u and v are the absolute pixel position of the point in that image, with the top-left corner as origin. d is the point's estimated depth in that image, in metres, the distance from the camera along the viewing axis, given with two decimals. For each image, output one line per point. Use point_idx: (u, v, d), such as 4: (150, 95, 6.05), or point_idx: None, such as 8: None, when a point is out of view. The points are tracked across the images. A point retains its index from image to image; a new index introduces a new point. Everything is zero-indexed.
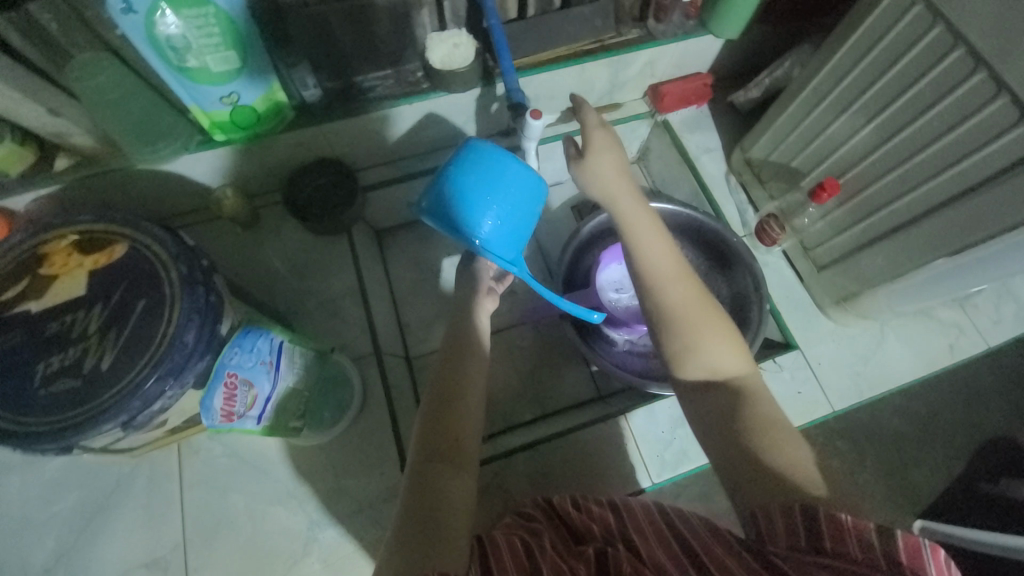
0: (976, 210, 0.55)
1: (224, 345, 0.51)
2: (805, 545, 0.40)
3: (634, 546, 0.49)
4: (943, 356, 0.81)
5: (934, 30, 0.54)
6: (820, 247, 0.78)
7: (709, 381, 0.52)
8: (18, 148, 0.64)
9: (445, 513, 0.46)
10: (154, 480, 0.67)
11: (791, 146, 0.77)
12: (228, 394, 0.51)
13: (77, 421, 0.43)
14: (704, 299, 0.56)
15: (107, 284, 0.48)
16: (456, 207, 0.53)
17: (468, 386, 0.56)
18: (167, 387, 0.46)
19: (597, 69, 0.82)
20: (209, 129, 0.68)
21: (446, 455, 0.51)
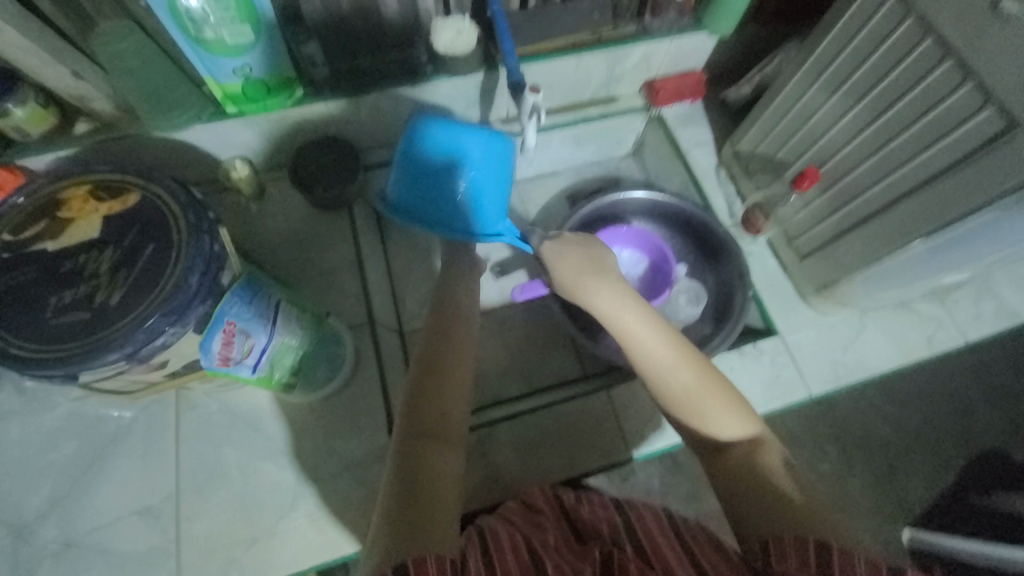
0: (947, 193, 0.58)
1: (224, 295, 0.53)
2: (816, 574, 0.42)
3: (639, 549, 0.52)
4: (922, 347, 0.83)
5: (906, 22, 0.57)
6: (803, 236, 0.81)
7: (722, 447, 0.52)
8: (41, 110, 0.68)
9: (441, 496, 0.46)
10: (151, 432, 0.70)
11: (776, 138, 0.81)
12: (227, 339, 0.54)
13: (86, 351, 0.46)
14: (704, 372, 0.54)
15: (120, 230, 0.52)
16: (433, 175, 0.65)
17: (456, 364, 0.58)
18: (167, 330, 0.48)
19: (594, 61, 0.85)
20: (222, 101, 0.73)
21: (437, 434, 0.51)
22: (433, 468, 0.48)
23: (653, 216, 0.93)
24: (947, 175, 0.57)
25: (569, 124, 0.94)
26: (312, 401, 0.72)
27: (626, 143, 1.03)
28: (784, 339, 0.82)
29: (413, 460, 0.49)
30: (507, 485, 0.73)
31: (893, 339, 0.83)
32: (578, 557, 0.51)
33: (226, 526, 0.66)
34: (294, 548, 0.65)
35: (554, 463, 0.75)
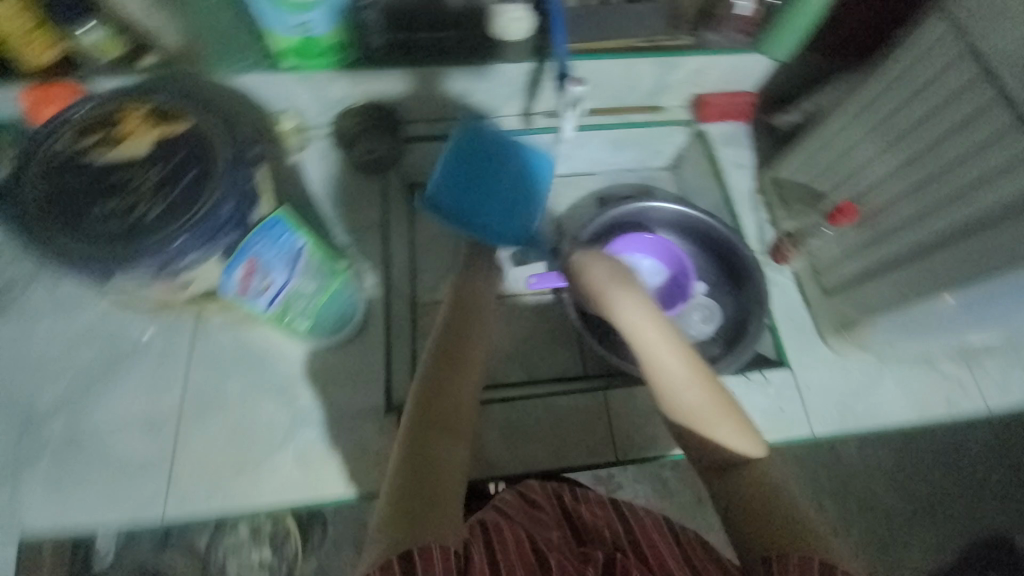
0: (990, 242, 0.56)
1: (251, 230, 0.55)
2: None
3: (642, 552, 0.55)
4: (938, 406, 0.80)
5: (969, 65, 0.56)
6: (831, 271, 0.80)
7: (727, 466, 0.54)
8: (117, 37, 0.73)
9: (446, 489, 0.48)
10: (165, 352, 0.74)
11: (819, 169, 0.79)
12: (248, 273, 0.56)
13: (122, 260, 0.50)
14: (721, 396, 0.55)
15: (164, 156, 0.54)
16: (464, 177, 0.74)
17: (471, 359, 0.60)
18: (191, 254, 0.52)
19: (646, 67, 0.85)
20: (279, 53, 0.75)
21: (449, 425, 0.53)
22: (440, 456, 0.50)
23: (680, 229, 0.91)
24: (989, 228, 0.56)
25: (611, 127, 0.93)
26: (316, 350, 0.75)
27: (668, 155, 1.02)
28: (793, 374, 0.81)
29: (422, 447, 0.50)
30: (490, 465, 0.74)
31: (909, 392, 0.80)
32: (581, 561, 0.54)
33: (217, 450, 0.69)
34: (278, 484, 0.68)
35: (541, 452, 0.76)
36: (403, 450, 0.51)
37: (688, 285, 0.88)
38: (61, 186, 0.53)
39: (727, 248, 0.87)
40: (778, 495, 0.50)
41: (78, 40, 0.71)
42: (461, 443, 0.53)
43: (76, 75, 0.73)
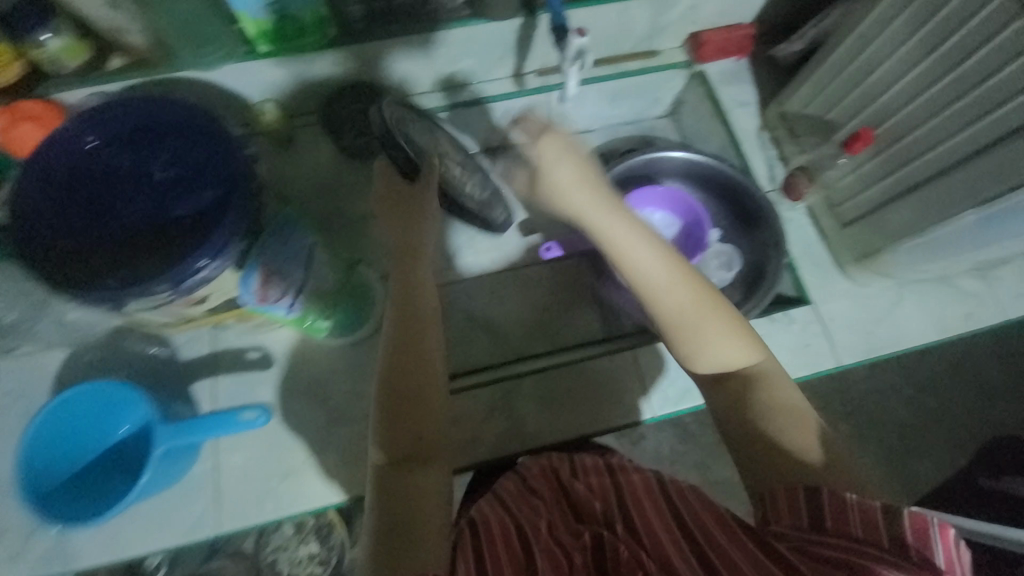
0: (960, 184, 0.61)
1: (262, 234, 0.55)
2: (807, 526, 0.47)
3: (628, 517, 0.55)
4: (956, 322, 0.81)
5: None
6: (848, 203, 0.78)
7: (719, 374, 0.57)
8: (77, 42, 0.67)
9: (422, 503, 0.53)
10: (168, 366, 0.72)
11: (830, 96, 0.77)
12: (264, 278, 0.56)
13: (154, 265, 0.49)
14: (706, 298, 0.58)
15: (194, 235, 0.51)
16: (85, 444, 0.63)
17: (425, 380, 0.58)
18: (207, 261, 0.50)
19: (640, 9, 0.81)
20: (254, 38, 0.72)
21: (412, 475, 0.54)
22: (425, 515, 0.52)
23: None
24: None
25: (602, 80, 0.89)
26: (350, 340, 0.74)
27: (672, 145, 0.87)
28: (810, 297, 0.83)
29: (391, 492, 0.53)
30: (532, 445, 0.75)
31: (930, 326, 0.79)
32: (571, 536, 0.55)
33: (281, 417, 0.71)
34: (327, 483, 0.69)
35: (577, 417, 0.77)
36: (382, 504, 0.53)
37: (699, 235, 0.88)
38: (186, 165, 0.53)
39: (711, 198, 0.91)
40: (765, 413, 0.54)
41: (35, 52, 0.65)
42: (427, 494, 0.54)
43: (39, 89, 0.68)
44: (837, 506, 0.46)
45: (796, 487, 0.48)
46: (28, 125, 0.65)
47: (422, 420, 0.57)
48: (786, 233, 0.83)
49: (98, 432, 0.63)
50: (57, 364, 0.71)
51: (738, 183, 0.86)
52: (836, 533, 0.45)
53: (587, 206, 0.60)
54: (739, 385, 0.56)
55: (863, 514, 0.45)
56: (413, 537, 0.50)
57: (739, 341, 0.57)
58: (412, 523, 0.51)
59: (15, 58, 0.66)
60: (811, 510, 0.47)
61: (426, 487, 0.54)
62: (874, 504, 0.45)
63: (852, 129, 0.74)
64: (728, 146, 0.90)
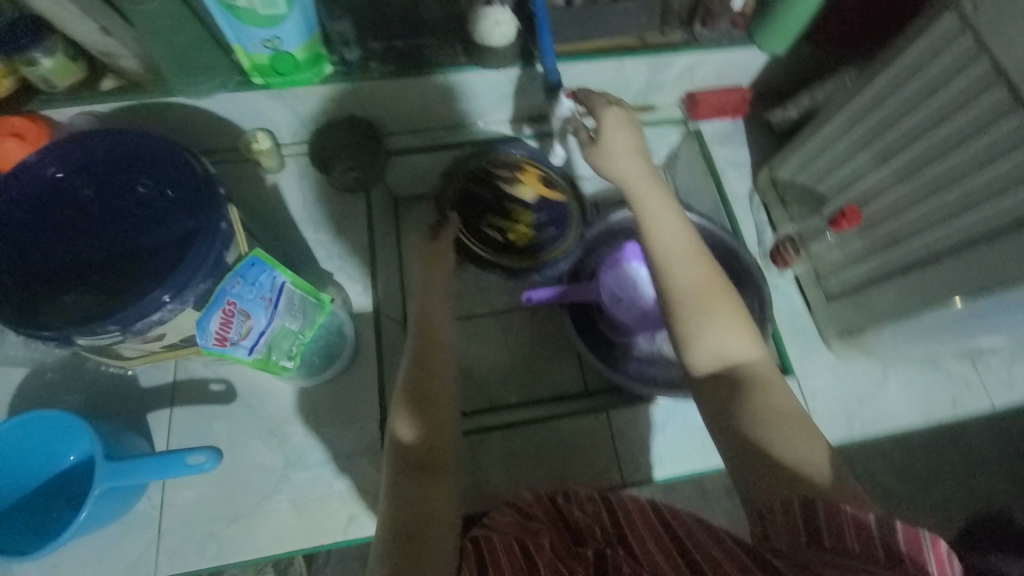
0: (947, 274, 0.60)
1: (227, 273, 0.53)
2: (805, 541, 0.44)
3: (630, 548, 0.53)
4: (941, 407, 0.79)
5: (968, 74, 0.55)
6: (833, 276, 0.76)
7: (719, 367, 0.54)
8: (69, 64, 0.67)
9: (428, 526, 0.49)
10: (127, 391, 0.70)
11: (821, 169, 0.77)
12: (225, 319, 0.53)
13: (118, 305, 0.49)
14: (716, 283, 0.56)
15: (155, 272, 0.51)
16: (27, 473, 0.60)
17: (441, 390, 0.58)
18: (168, 299, 0.49)
19: (636, 67, 0.82)
20: (249, 71, 0.71)
21: (420, 471, 0.53)
22: (428, 510, 0.50)
23: None
24: None
25: None
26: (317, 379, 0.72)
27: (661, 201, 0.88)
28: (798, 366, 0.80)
29: (406, 499, 0.51)
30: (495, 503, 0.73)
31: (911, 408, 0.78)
32: (572, 556, 0.53)
33: (237, 455, 0.68)
34: (277, 529, 0.66)
35: (544, 476, 0.74)
36: (395, 502, 0.51)
37: None
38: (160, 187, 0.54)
39: None
40: (765, 411, 0.50)
41: (25, 70, 0.65)
42: (435, 492, 0.52)
43: (27, 105, 0.68)
44: (836, 518, 0.43)
45: (796, 499, 0.45)
46: (12, 142, 0.65)
47: (430, 412, 0.56)
48: (772, 301, 0.82)
49: (42, 461, 0.60)
50: (10, 382, 0.69)
51: (727, 246, 0.85)
52: (836, 549, 0.42)
53: (632, 165, 0.63)
54: (734, 384, 0.53)
55: (864, 530, 0.42)
56: (423, 538, 0.48)
57: (741, 335, 0.54)
58: (421, 530, 0.49)
59: (8, 74, 0.66)
60: (815, 525, 0.44)
61: (433, 494, 0.52)
62: (868, 516, 0.42)
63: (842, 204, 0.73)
64: (718, 206, 0.90)
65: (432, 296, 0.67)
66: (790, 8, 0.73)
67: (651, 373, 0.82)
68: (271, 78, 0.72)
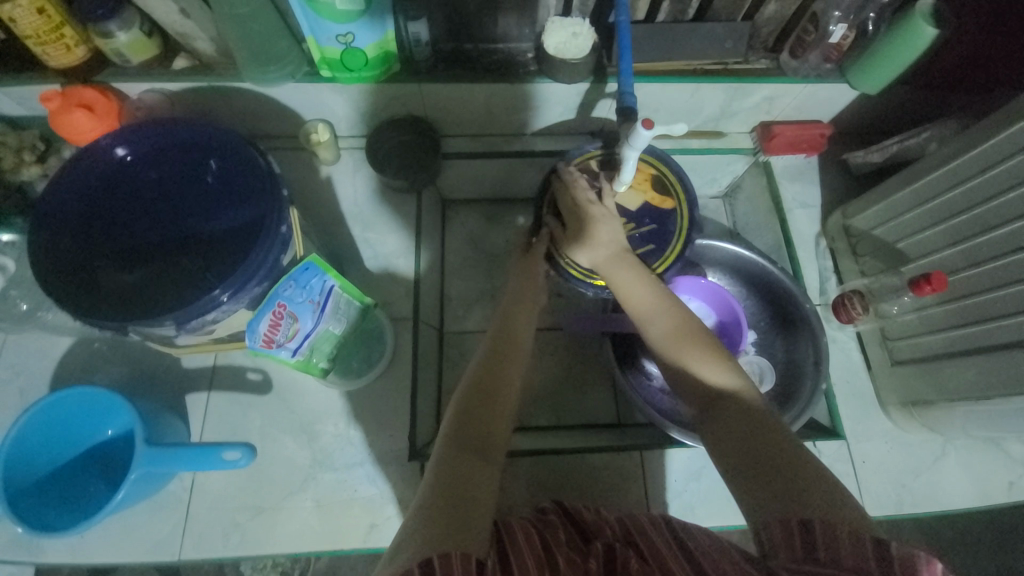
0: None
1: (282, 276, 0.53)
2: (804, 557, 0.38)
3: (638, 546, 0.47)
4: (1002, 492, 0.73)
5: None
6: (902, 341, 0.73)
7: (709, 398, 0.50)
8: (145, 39, 0.67)
9: (475, 497, 0.46)
10: (169, 371, 0.71)
11: (903, 224, 0.71)
12: (274, 321, 0.53)
13: (179, 297, 0.49)
14: (686, 327, 0.55)
15: (214, 267, 0.51)
16: (79, 438, 0.63)
17: (504, 382, 0.58)
18: (225, 296, 0.48)
19: (713, 92, 0.77)
20: (318, 63, 0.70)
21: (477, 453, 0.51)
22: (472, 481, 0.48)
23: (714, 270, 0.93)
24: None
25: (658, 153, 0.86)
26: (352, 382, 0.71)
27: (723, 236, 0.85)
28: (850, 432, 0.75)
29: (451, 470, 0.48)
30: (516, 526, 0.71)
31: (968, 489, 0.73)
32: (583, 551, 0.48)
33: (267, 446, 0.69)
34: (299, 527, 0.66)
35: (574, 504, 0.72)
36: (439, 478, 0.48)
37: (735, 333, 0.79)
38: (223, 181, 0.55)
39: (752, 300, 0.85)
40: (757, 431, 0.46)
41: (101, 43, 0.65)
42: (474, 465, 0.49)
43: (99, 78, 0.69)
44: (832, 537, 0.38)
45: (792, 516, 0.40)
46: (81, 113, 0.66)
47: (489, 402, 0.55)
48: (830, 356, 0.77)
49: (95, 428, 0.63)
50: (64, 348, 0.71)
51: (786, 292, 0.81)
52: (830, 561, 0.37)
53: (602, 232, 0.64)
54: (726, 412, 0.49)
55: (865, 548, 0.37)
56: (449, 502, 0.45)
57: (720, 365, 0.52)
58: (463, 506, 0.45)
59: (81, 42, 0.66)
60: (814, 540, 0.38)
61: (482, 480, 0.49)
62: (868, 540, 0.37)
63: (925, 268, 0.69)
64: (780, 246, 0.85)
65: (513, 306, 0.66)
66: (890, 48, 0.67)
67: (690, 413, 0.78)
68: (339, 72, 0.71)
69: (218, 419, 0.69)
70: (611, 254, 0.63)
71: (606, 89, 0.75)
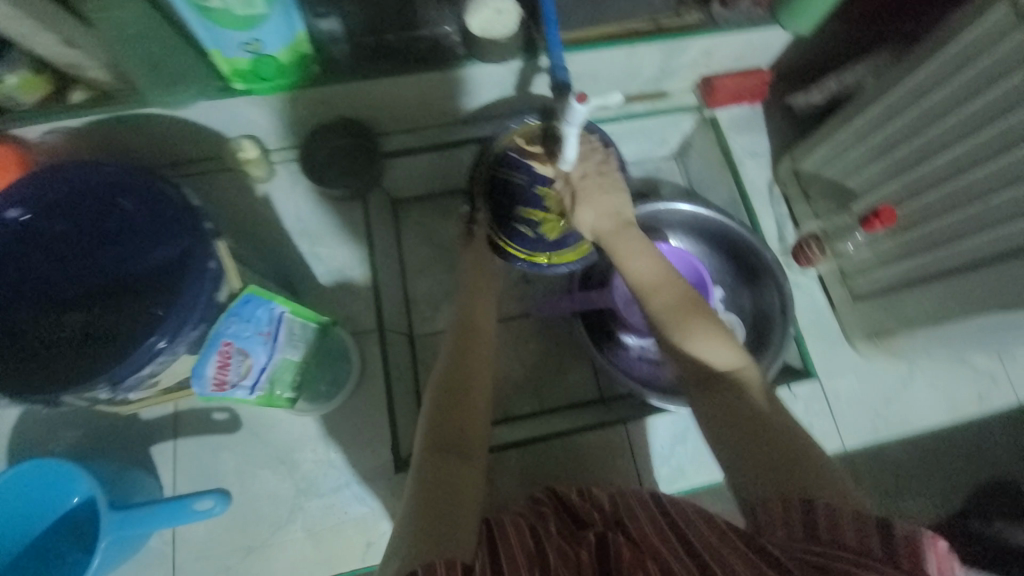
0: (993, 281, 0.56)
1: (221, 314, 0.49)
2: (803, 538, 0.40)
3: (630, 534, 0.48)
4: (968, 404, 0.77)
5: None
6: (861, 277, 0.74)
7: (709, 379, 0.50)
8: (31, 77, 0.61)
9: (458, 501, 0.46)
10: (129, 425, 0.67)
11: (850, 161, 0.72)
12: (221, 361, 0.50)
13: (112, 354, 0.46)
14: (688, 303, 0.54)
15: (144, 316, 0.47)
16: (40, 513, 0.59)
17: (474, 372, 0.57)
18: (162, 343, 0.45)
19: (649, 53, 0.75)
20: (228, 77, 0.65)
21: (455, 454, 0.50)
22: (454, 481, 0.48)
23: None
24: None
25: (603, 121, 0.84)
26: (324, 405, 0.69)
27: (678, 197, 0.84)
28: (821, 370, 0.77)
29: (432, 475, 0.48)
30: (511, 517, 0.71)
31: (937, 406, 0.76)
32: (578, 540, 0.48)
33: (247, 485, 0.66)
34: (294, 559, 0.65)
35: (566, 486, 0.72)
36: (419, 486, 0.47)
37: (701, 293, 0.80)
38: (139, 222, 0.50)
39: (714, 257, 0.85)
40: (762, 419, 0.47)
41: None
42: (454, 469, 0.49)
43: None
44: (831, 518, 0.40)
45: (792, 498, 0.42)
46: None
47: (459, 399, 0.54)
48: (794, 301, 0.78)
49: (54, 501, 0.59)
50: (9, 421, 0.66)
51: (745, 244, 0.81)
52: (830, 540, 0.39)
53: (603, 203, 0.59)
54: (727, 395, 0.48)
55: (864, 527, 0.38)
56: (432, 511, 0.44)
57: (722, 346, 0.51)
58: (446, 511, 0.45)
59: None
60: (813, 522, 0.40)
61: (463, 481, 0.48)
62: (869, 519, 0.38)
63: (875, 203, 0.70)
64: (735, 199, 0.85)
65: (471, 299, 0.65)
66: None
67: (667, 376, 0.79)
68: (254, 83, 0.66)
69: (190, 466, 0.67)
70: (615, 230, 0.59)
71: (539, 64, 0.72)
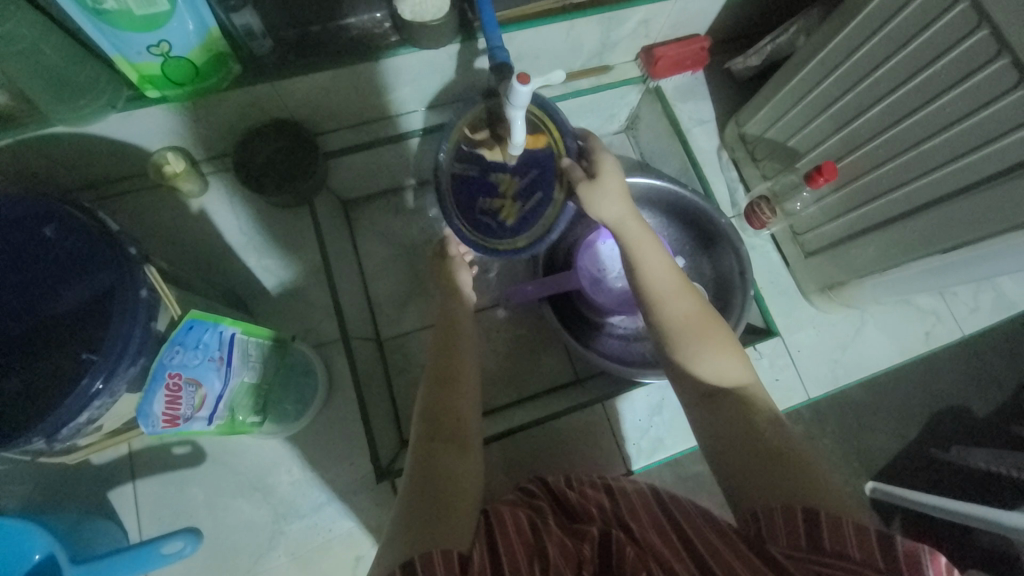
0: (931, 225, 0.59)
1: (162, 344, 0.45)
2: (805, 545, 0.40)
3: (631, 531, 0.48)
4: (918, 343, 0.81)
5: (956, 9, 0.50)
6: (811, 233, 0.77)
7: (717, 389, 0.52)
8: None
9: (450, 493, 0.45)
10: (82, 472, 0.63)
11: (791, 121, 0.73)
12: (171, 397, 0.46)
13: (42, 402, 0.41)
14: (704, 316, 0.56)
15: (73, 356, 0.43)
16: None
17: (463, 364, 0.57)
18: (99, 384, 0.41)
19: (589, 27, 0.74)
20: (139, 84, 0.59)
21: (447, 450, 0.49)
22: (444, 471, 0.47)
23: None
24: (997, 144, 0.50)
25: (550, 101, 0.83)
26: (294, 423, 0.66)
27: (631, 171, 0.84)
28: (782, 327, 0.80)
29: (421, 467, 0.47)
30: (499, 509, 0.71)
31: (890, 348, 0.80)
32: (577, 536, 0.47)
33: (221, 516, 0.63)
34: None
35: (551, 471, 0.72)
36: (410, 485, 0.46)
37: None
38: (54, 255, 0.46)
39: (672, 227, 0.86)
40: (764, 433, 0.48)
41: None
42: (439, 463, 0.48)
43: None
44: (834, 524, 0.40)
45: (797, 507, 0.42)
46: None
47: (440, 400, 0.53)
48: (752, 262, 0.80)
49: None
50: None
51: (700, 211, 0.82)
52: (830, 553, 0.39)
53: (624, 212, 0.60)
54: (734, 407, 0.50)
55: (868, 537, 0.38)
56: (430, 506, 0.43)
57: (733, 361, 0.53)
58: (439, 504, 0.44)
59: None
60: (817, 529, 0.40)
61: (457, 474, 0.48)
62: (870, 530, 0.39)
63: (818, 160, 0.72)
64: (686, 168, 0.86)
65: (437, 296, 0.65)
66: None
67: (637, 350, 0.80)
68: (169, 89, 0.60)
69: (156, 506, 0.63)
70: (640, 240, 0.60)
71: (478, 46, 0.70)
